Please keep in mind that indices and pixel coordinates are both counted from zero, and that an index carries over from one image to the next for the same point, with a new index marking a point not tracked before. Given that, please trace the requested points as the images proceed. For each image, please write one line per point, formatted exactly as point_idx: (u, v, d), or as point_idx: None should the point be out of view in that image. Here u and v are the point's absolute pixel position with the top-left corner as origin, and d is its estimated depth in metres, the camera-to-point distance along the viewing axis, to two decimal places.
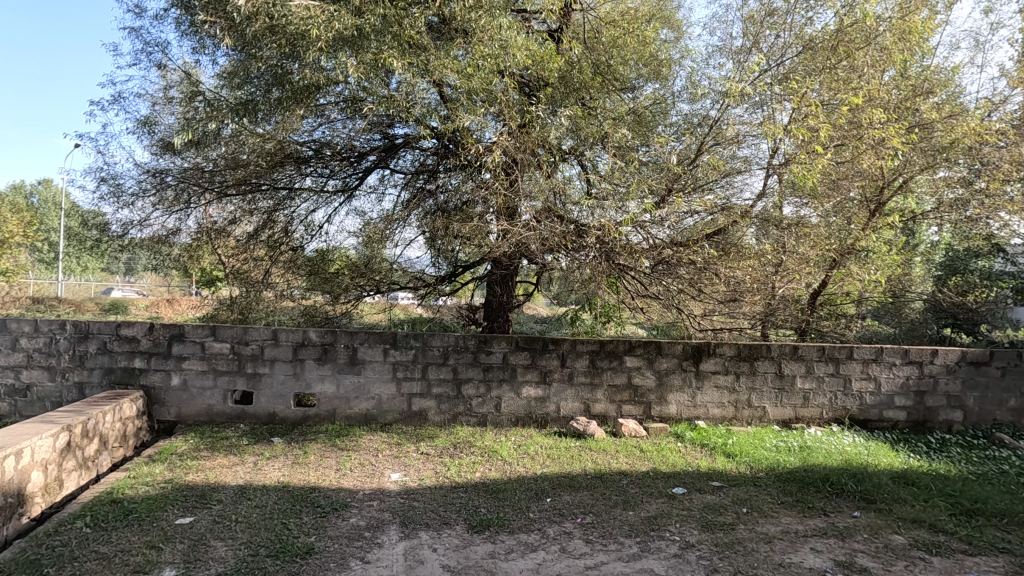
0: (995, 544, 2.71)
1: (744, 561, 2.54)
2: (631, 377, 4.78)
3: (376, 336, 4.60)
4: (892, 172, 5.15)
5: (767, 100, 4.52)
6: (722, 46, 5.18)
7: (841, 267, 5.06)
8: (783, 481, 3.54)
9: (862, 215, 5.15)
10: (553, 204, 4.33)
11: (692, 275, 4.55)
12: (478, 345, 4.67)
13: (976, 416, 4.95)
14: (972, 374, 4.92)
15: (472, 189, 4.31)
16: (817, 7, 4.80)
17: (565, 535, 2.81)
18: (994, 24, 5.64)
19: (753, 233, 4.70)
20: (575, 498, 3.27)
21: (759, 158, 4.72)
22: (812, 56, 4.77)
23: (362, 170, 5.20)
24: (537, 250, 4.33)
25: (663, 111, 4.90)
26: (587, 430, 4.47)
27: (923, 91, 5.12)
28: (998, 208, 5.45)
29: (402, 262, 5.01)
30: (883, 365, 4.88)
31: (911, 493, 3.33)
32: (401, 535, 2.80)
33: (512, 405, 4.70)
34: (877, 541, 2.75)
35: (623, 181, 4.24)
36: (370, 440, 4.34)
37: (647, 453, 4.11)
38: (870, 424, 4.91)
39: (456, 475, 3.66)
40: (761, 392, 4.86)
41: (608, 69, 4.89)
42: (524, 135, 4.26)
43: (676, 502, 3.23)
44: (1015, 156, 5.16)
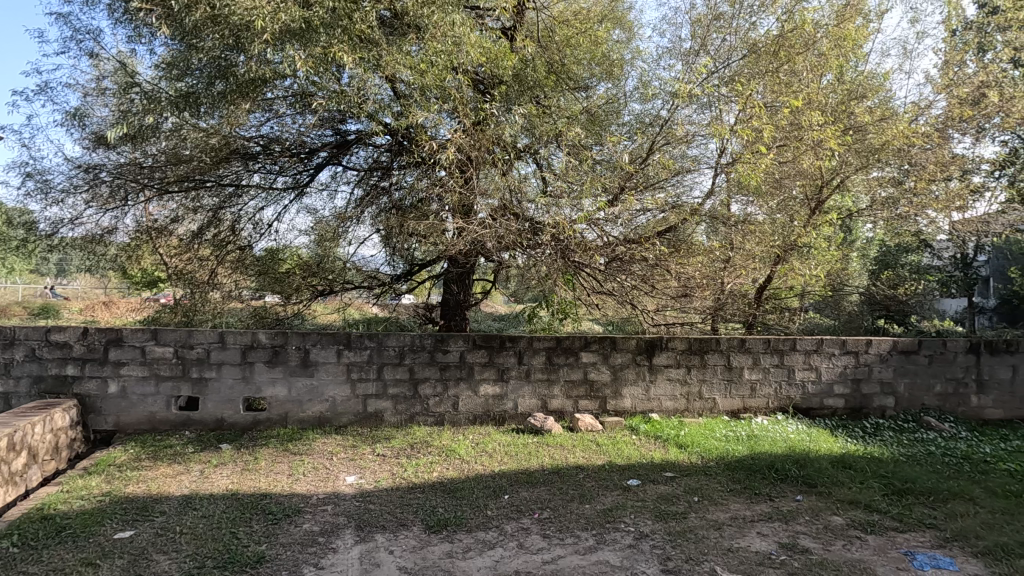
0: (923, 521, 2.90)
1: (695, 548, 2.63)
2: (587, 372, 4.85)
3: (329, 337, 4.49)
4: (830, 171, 5.42)
5: (714, 102, 4.66)
6: (672, 48, 5.31)
7: (785, 262, 5.28)
8: (731, 469, 3.68)
9: (803, 213, 5.43)
10: (509, 202, 4.34)
11: (644, 271, 4.66)
12: (434, 344, 4.64)
13: (907, 401, 5.26)
14: (903, 361, 5.23)
15: (428, 187, 4.31)
16: (759, 12, 5.02)
17: (522, 531, 2.83)
18: (920, 33, 6.02)
19: (703, 230, 4.89)
20: (533, 494, 3.30)
21: (708, 157, 4.87)
22: (756, 59, 4.97)
23: (313, 167, 5.07)
24: (494, 248, 4.34)
25: (616, 111, 5.01)
26: (544, 425, 4.51)
27: (858, 95, 5.40)
28: (925, 206, 5.86)
29: (357, 260, 4.95)
30: (823, 355, 5.14)
31: (849, 476, 3.52)
32: (356, 539, 2.75)
33: (469, 403, 4.69)
34: (818, 523, 2.89)
35: (577, 179, 4.31)
36: (324, 443, 4.24)
37: (603, 447, 4.18)
38: (812, 412, 5.15)
39: (413, 476, 3.62)
40: (711, 384, 5.02)
41: (561, 68, 4.89)
42: (479, 133, 4.24)
43: (631, 493, 3.31)
44: (939, 158, 5.60)
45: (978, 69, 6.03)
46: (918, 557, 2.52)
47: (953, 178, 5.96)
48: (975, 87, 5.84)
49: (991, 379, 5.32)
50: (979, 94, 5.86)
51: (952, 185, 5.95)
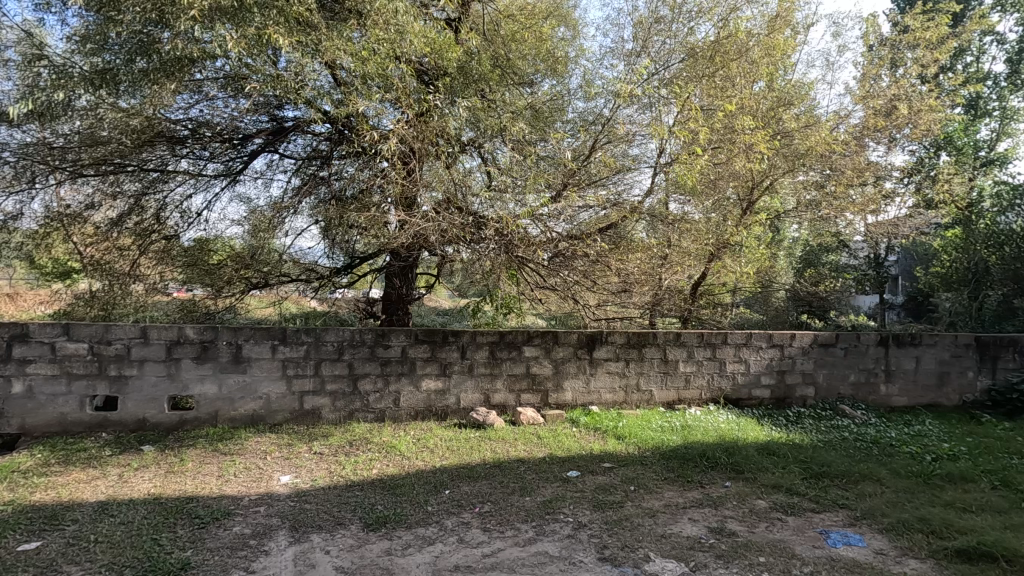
0: (837, 501, 3.12)
1: (630, 535, 2.71)
2: (529, 366, 4.89)
3: (263, 332, 4.31)
4: (760, 174, 5.69)
5: (655, 103, 4.82)
6: (615, 49, 5.42)
7: (719, 260, 5.60)
8: (665, 458, 3.82)
9: (735, 213, 5.73)
10: (453, 195, 4.28)
11: (586, 267, 4.78)
12: (375, 339, 4.54)
13: (825, 391, 5.63)
14: (822, 354, 5.60)
15: (369, 178, 4.20)
16: (696, 17, 5.17)
17: (462, 526, 2.82)
18: (841, 46, 6.45)
19: (642, 228, 5.08)
20: (474, 488, 3.30)
21: (647, 157, 5.08)
22: (693, 63, 5.15)
23: (247, 154, 4.81)
24: (437, 242, 4.30)
25: (560, 108, 5.06)
26: (487, 420, 4.52)
27: (786, 102, 5.71)
28: (843, 209, 6.31)
29: (294, 253, 4.81)
30: (752, 349, 5.43)
31: (773, 462, 3.73)
32: (290, 541, 2.66)
33: (410, 399, 4.64)
34: (744, 507, 3.06)
35: (520, 175, 4.40)
36: (257, 443, 4.07)
37: (544, 439, 4.24)
38: (741, 403, 5.43)
39: (351, 474, 3.54)
40: (649, 377, 5.19)
41: (507, 63, 4.86)
42: (422, 124, 4.16)
43: (570, 485, 3.37)
44: (857, 165, 6.06)
45: (891, 82, 6.49)
46: (832, 535, 2.71)
47: (868, 184, 6.48)
48: (888, 99, 6.28)
49: (898, 369, 5.78)
50: (892, 106, 6.32)
51: (867, 190, 6.46)
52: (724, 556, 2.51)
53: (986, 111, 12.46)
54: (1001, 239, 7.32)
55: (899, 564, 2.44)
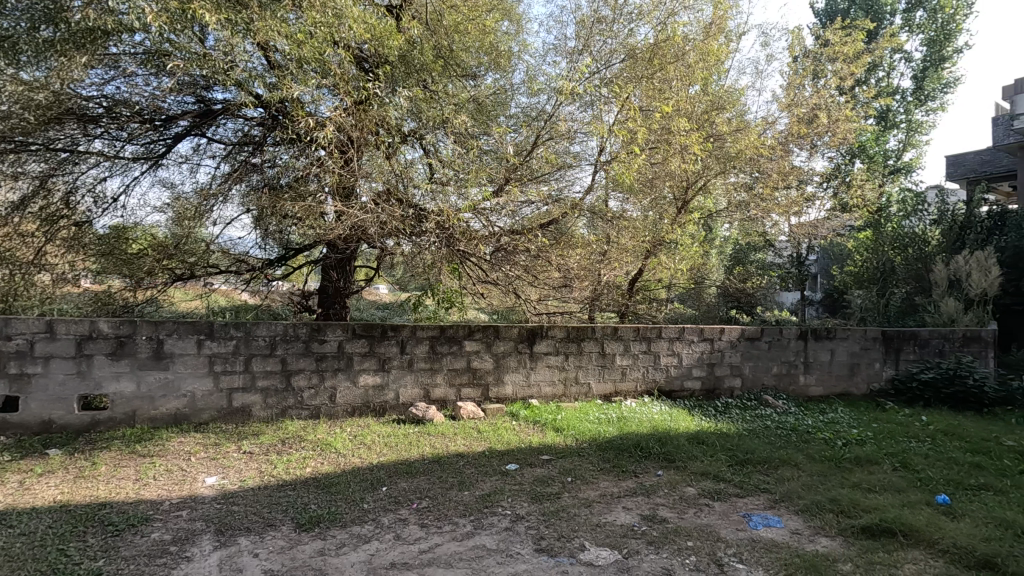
0: (759, 486, 3.31)
1: (566, 526, 2.77)
2: (470, 360, 4.88)
3: (187, 326, 4.08)
4: (694, 175, 5.90)
5: (595, 101, 4.98)
6: (557, 46, 5.47)
7: (655, 257, 5.83)
8: (602, 450, 3.92)
9: (670, 211, 5.97)
10: (394, 186, 4.22)
11: (527, 261, 4.80)
12: (310, 333, 4.40)
13: (751, 382, 5.95)
14: (748, 347, 5.92)
15: (305, 166, 4.03)
16: (636, 20, 5.29)
17: (399, 522, 2.79)
18: (769, 55, 6.80)
19: (584, 223, 5.21)
20: (412, 484, 3.26)
21: (588, 154, 5.17)
22: (633, 64, 5.29)
23: (171, 137, 4.47)
24: (376, 234, 4.20)
25: (504, 102, 5.03)
26: (426, 415, 4.47)
27: (719, 106, 5.98)
28: (769, 210, 6.69)
29: (224, 242, 4.55)
30: (684, 342, 5.67)
31: (702, 450, 3.91)
32: (215, 545, 2.53)
33: (347, 395, 4.52)
34: (675, 494, 3.19)
35: (463, 168, 4.34)
36: (180, 443, 3.84)
37: (483, 433, 4.25)
38: (674, 394, 5.65)
39: (283, 473, 3.41)
40: (587, 370, 5.30)
41: (449, 53, 4.69)
42: (360, 113, 4.03)
43: (509, 478, 3.40)
44: (780, 168, 6.46)
45: (813, 92, 6.91)
46: (753, 518, 2.88)
47: (792, 187, 6.90)
48: (809, 108, 6.71)
49: (815, 361, 6.19)
50: (813, 114, 6.76)
51: (791, 193, 6.89)
52: (655, 542, 2.61)
53: (895, 122, 13.52)
54: (905, 242, 8.52)
55: (812, 543, 2.62)
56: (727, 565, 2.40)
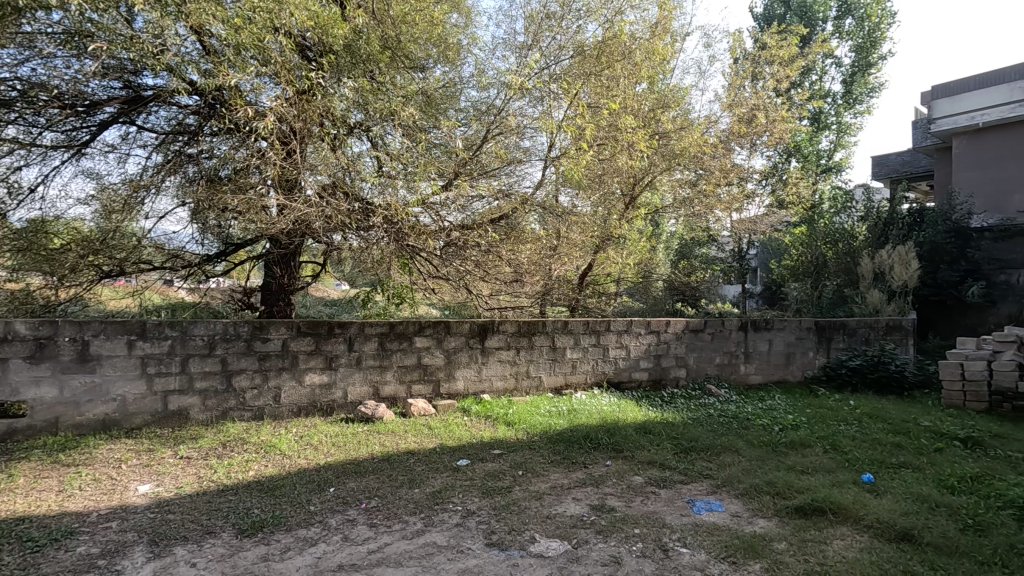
0: (702, 472, 3.44)
1: (517, 519, 2.79)
2: (421, 357, 4.82)
3: (117, 325, 3.84)
4: (641, 171, 6.04)
5: (545, 97, 5.06)
6: (506, 40, 5.45)
7: (603, 252, 6.07)
8: (553, 442, 3.97)
9: (619, 207, 6.09)
10: (340, 179, 4.10)
11: (478, 257, 4.83)
12: (252, 332, 4.24)
13: (695, 372, 6.17)
14: (693, 338, 6.13)
15: (245, 158, 3.86)
16: (584, 17, 5.32)
17: (348, 523, 2.73)
18: (712, 56, 7.02)
19: (534, 219, 5.26)
20: (361, 484, 3.20)
21: (538, 150, 5.16)
22: (582, 61, 5.35)
23: (95, 124, 4.18)
24: (321, 229, 4.08)
25: (453, 95, 5.01)
26: (376, 413, 4.39)
27: (664, 105, 6.16)
28: (712, 206, 6.94)
29: (158, 237, 4.32)
30: (632, 335, 5.81)
31: (649, 440, 4.02)
32: (148, 557, 2.40)
33: (292, 394, 4.38)
34: (623, 484, 3.27)
35: (410, 161, 4.25)
36: (109, 451, 3.62)
37: (434, 430, 4.22)
38: (622, 386, 5.78)
39: (223, 478, 3.27)
40: (538, 364, 5.35)
41: (397, 45, 4.57)
42: (304, 103, 3.93)
43: (460, 474, 3.39)
44: (723, 167, 6.76)
45: (752, 93, 7.21)
46: (697, 503, 2.99)
47: (733, 184, 7.20)
48: (749, 108, 7.00)
49: (755, 350, 6.47)
50: (752, 115, 7.04)
51: (732, 190, 7.20)
52: (604, 531, 2.66)
53: (826, 124, 14.27)
54: (836, 237, 9.07)
55: (750, 524, 2.75)
56: (672, 550, 2.48)
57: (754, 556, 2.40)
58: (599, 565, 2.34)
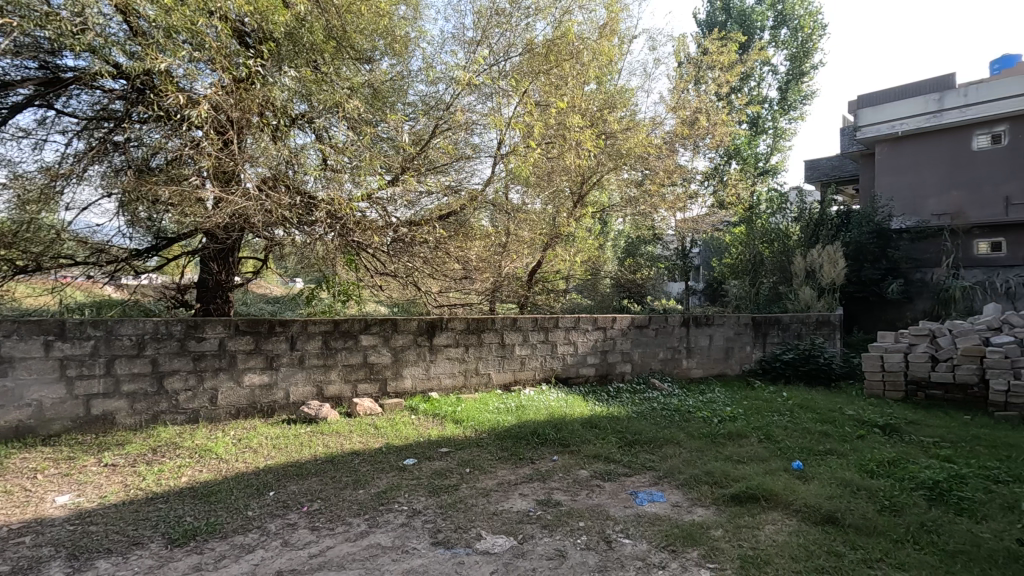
0: (645, 464, 3.54)
1: (464, 517, 2.78)
2: (367, 355, 4.73)
3: (32, 325, 3.56)
4: (589, 170, 6.13)
5: (494, 93, 5.08)
6: (455, 35, 5.41)
7: (552, 249, 6.15)
8: (501, 439, 3.98)
9: (567, 205, 6.16)
10: (282, 172, 3.94)
11: (427, 254, 4.74)
12: (186, 331, 4.03)
13: (640, 367, 6.34)
14: (638, 334, 6.29)
15: (178, 148, 3.66)
16: (532, 15, 5.38)
17: (288, 527, 2.65)
18: (657, 58, 7.21)
19: (485, 216, 5.27)
20: (303, 487, 3.11)
21: (487, 147, 5.21)
22: (531, 59, 5.37)
23: (6, 106, 3.79)
24: (261, 223, 3.92)
25: (401, 89, 4.87)
26: (319, 413, 4.28)
27: (611, 105, 6.29)
28: (657, 205, 7.14)
29: (81, 230, 4.00)
30: (580, 331, 5.90)
31: (595, 434, 4.10)
32: (67, 572, 2.24)
33: (230, 396, 4.20)
34: (569, 478, 3.32)
35: (355, 155, 4.18)
36: (23, 460, 3.35)
37: (381, 429, 4.15)
38: (570, 381, 5.87)
39: (153, 485, 3.10)
40: (487, 361, 5.35)
41: (342, 35, 4.34)
42: (241, 92, 3.76)
43: (406, 473, 3.35)
44: (667, 167, 6.93)
45: (695, 97, 7.45)
46: (639, 495, 3.07)
47: (677, 185, 7.43)
48: (691, 111, 7.24)
49: (696, 345, 6.71)
50: (695, 117, 7.28)
51: (676, 190, 7.43)
52: (549, 525, 2.70)
53: (763, 128, 14.95)
54: (772, 237, 9.55)
55: (689, 513, 2.85)
56: (615, 541, 2.53)
57: (692, 544, 2.49)
58: (544, 559, 2.37)
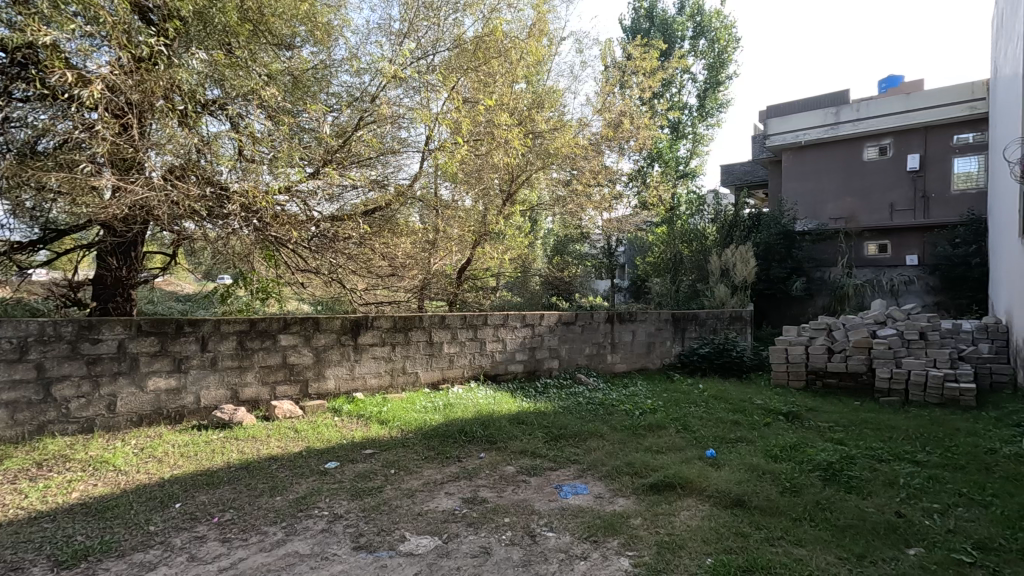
0: (570, 458, 3.62)
1: (388, 519, 2.72)
2: (286, 356, 4.51)
3: None
4: (518, 169, 6.18)
5: (421, 88, 5.00)
6: (382, 26, 5.28)
7: (483, 246, 6.14)
8: (427, 438, 3.93)
9: (496, 203, 6.19)
10: (192, 161, 3.69)
11: (351, 250, 4.59)
12: (78, 332, 3.68)
13: (567, 363, 6.47)
14: (565, 331, 6.42)
15: (68, 132, 3.29)
16: (461, 10, 5.36)
17: (195, 541, 2.48)
18: (583, 61, 7.38)
19: (416, 212, 5.37)
20: (213, 497, 2.93)
21: (415, 142, 5.11)
22: (459, 54, 5.32)
23: None
24: (166, 216, 3.63)
25: (323, 79, 4.64)
26: (234, 418, 4.04)
27: (539, 105, 6.39)
28: (583, 204, 7.31)
29: None
30: (508, 328, 5.94)
31: (522, 430, 4.14)
32: None
33: (132, 402, 3.87)
34: (495, 474, 3.34)
35: (272, 146, 4.02)
36: None
37: (301, 433, 3.98)
38: (498, 378, 5.90)
39: (38, 503, 2.80)
40: (414, 360, 5.26)
41: (259, 18, 4.08)
42: (143, 72, 3.44)
43: (327, 477, 3.23)
44: (593, 167, 7.12)
45: (620, 100, 7.69)
46: (564, 488, 3.14)
47: (603, 185, 7.65)
48: (616, 114, 7.48)
49: (620, 341, 6.95)
50: (619, 120, 7.52)
51: (603, 190, 7.64)
52: (475, 523, 2.69)
53: (684, 133, 15.70)
54: (690, 237, 10.08)
55: (611, 504, 2.95)
56: (539, 535, 2.57)
57: (613, 533, 2.57)
58: (469, 557, 2.36)
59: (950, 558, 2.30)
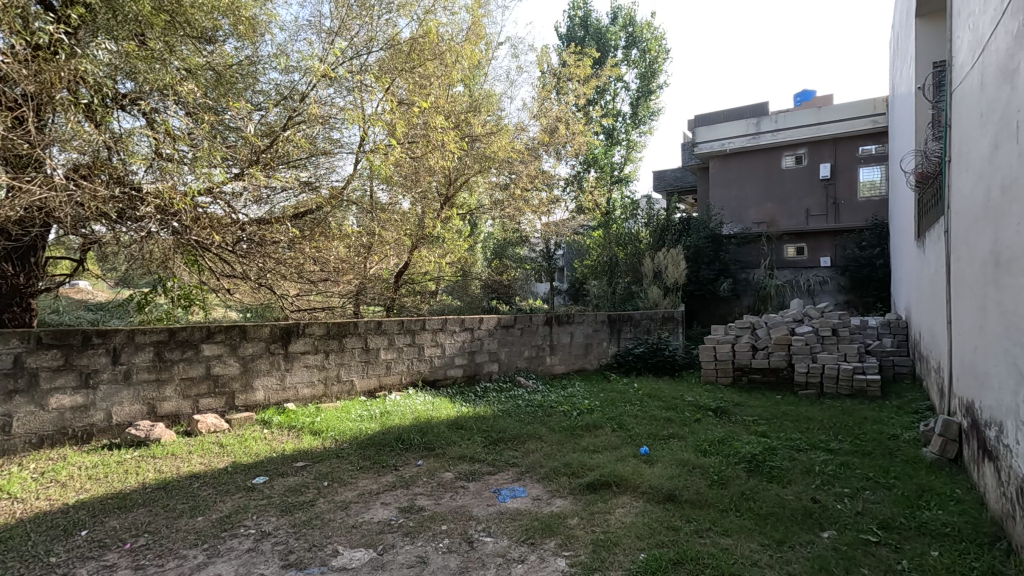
0: (508, 461, 3.63)
1: (319, 534, 2.62)
2: (210, 367, 4.27)
3: None
4: (455, 172, 6.15)
5: (353, 88, 4.78)
6: (313, 23, 5.10)
7: (419, 250, 6.08)
8: (362, 448, 3.82)
9: (434, 206, 6.12)
10: (100, 158, 3.41)
11: (280, 256, 4.40)
12: None
13: (507, 366, 6.49)
14: (504, 334, 6.44)
15: None
16: (394, 11, 5.29)
17: (104, 570, 2.29)
18: (519, 66, 7.46)
19: (352, 215, 5.17)
20: (126, 521, 2.72)
21: (348, 142, 4.91)
22: (393, 56, 5.25)
23: None
24: (70, 218, 3.35)
25: (250, 76, 4.45)
26: (152, 435, 3.77)
27: (475, 108, 6.40)
28: (521, 208, 7.35)
29: None
30: (447, 333, 5.88)
31: (460, 435, 4.11)
32: None
33: (32, 422, 3.54)
34: (433, 482, 3.29)
35: (191, 145, 3.72)
36: None
37: (226, 447, 3.76)
38: (437, 383, 5.83)
39: None
40: (349, 367, 5.11)
41: (177, 8, 3.85)
42: (40, 62, 3.15)
43: (255, 493, 3.07)
44: (530, 171, 7.20)
45: (557, 106, 7.80)
46: (502, 492, 3.14)
47: (540, 190, 7.74)
48: (553, 119, 7.60)
49: (558, 343, 7.05)
50: (555, 125, 7.64)
51: (540, 195, 7.74)
52: (411, 532, 2.64)
53: (618, 140, 16.20)
54: (625, 241, 10.45)
55: (549, 505, 2.97)
56: (477, 541, 2.56)
57: (549, 534, 2.60)
58: (405, 568, 2.31)
59: (859, 539, 2.47)
